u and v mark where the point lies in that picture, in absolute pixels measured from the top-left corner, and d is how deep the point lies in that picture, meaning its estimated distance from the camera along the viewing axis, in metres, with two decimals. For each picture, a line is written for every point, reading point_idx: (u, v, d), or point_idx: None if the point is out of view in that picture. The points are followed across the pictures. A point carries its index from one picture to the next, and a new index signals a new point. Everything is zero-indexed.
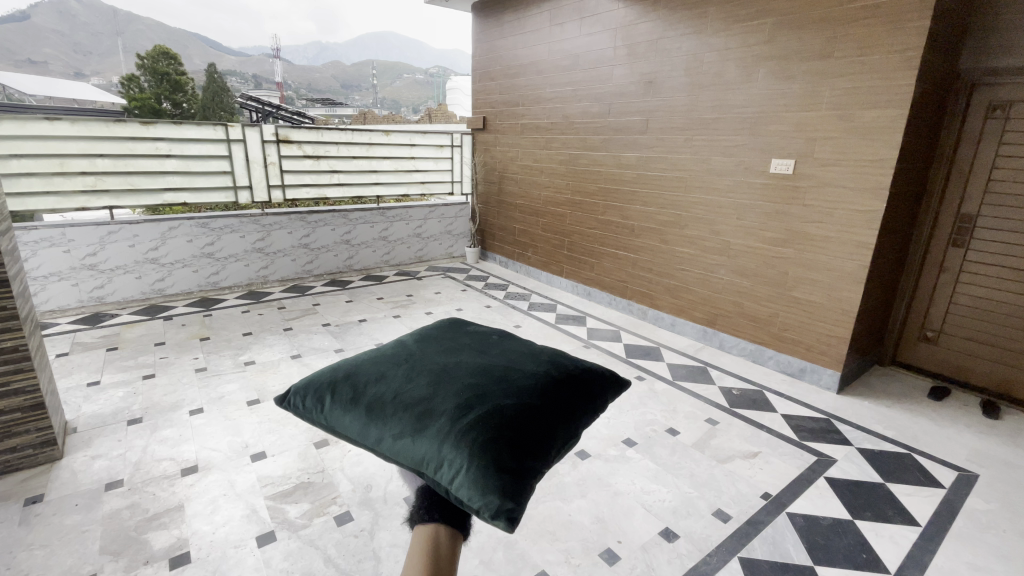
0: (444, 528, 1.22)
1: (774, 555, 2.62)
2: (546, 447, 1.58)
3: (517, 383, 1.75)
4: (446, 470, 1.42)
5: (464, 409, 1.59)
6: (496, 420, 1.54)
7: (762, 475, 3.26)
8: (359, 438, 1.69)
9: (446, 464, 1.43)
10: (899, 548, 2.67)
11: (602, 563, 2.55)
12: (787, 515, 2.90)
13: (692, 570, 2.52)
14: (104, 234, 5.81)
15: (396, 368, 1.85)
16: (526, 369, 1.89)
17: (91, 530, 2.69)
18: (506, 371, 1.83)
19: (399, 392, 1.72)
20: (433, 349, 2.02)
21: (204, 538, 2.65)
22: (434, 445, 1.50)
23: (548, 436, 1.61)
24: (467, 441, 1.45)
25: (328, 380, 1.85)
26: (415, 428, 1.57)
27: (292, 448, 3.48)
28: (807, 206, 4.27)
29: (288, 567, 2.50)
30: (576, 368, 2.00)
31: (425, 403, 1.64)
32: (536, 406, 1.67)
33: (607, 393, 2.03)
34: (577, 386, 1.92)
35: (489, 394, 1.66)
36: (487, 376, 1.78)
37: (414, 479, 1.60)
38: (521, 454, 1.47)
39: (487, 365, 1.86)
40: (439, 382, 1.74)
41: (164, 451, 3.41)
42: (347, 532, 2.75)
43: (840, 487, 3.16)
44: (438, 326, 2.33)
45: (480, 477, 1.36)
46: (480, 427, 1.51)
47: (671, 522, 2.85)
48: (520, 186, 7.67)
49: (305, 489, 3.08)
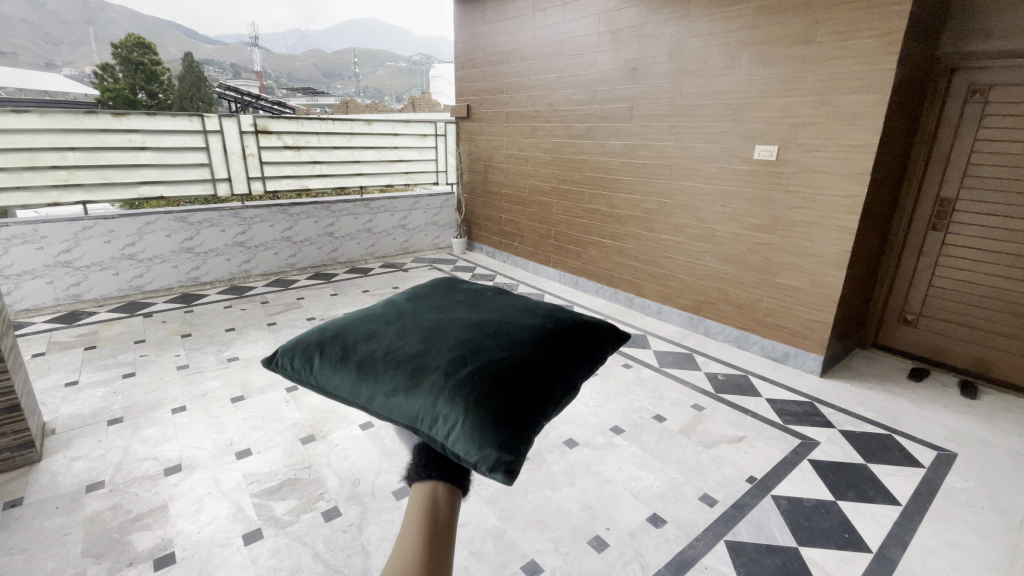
0: (442, 486, 1.13)
1: (759, 537, 2.67)
2: (544, 400, 1.56)
3: (511, 337, 1.72)
4: (441, 424, 1.39)
5: (458, 364, 1.56)
6: (492, 373, 1.52)
7: (747, 459, 3.30)
8: (350, 396, 1.65)
9: (442, 419, 1.40)
10: (880, 527, 2.73)
11: (592, 550, 2.58)
12: (772, 498, 2.95)
13: (680, 555, 2.56)
14: (78, 230, 5.64)
15: (386, 326, 1.82)
16: (522, 323, 1.87)
17: (72, 533, 2.63)
18: (500, 325, 1.81)
19: (392, 348, 1.69)
20: (425, 307, 1.98)
21: (190, 538, 2.62)
22: (428, 399, 1.47)
23: (546, 389, 1.59)
24: (462, 395, 1.43)
25: (317, 340, 1.81)
26: (409, 381, 1.54)
27: (278, 444, 3.44)
28: (790, 192, 4.30)
29: (276, 565, 2.48)
30: (573, 323, 1.98)
31: (418, 358, 1.62)
32: (531, 360, 1.65)
33: (606, 347, 2.03)
34: (575, 338, 1.92)
35: (483, 348, 1.63)
36: (481, 330, 1.75)
37: (408, 437, 1.57)
38: (518, 406, 1.46)
39: (482, 320, 1.84)
40: (432, 338, 1.71)
41: (146, 451, 3.35)
42: (335, 527, 2.73)
43: (822, 469, 3.21)
44: (430, 284, 2.30)
45: (476, 431, 1.33)
46: (476, 381, 1.49)
47: (659, 507, 2.87)
48: (506, 176, 7.60)
49: (292, 485, 3.05)
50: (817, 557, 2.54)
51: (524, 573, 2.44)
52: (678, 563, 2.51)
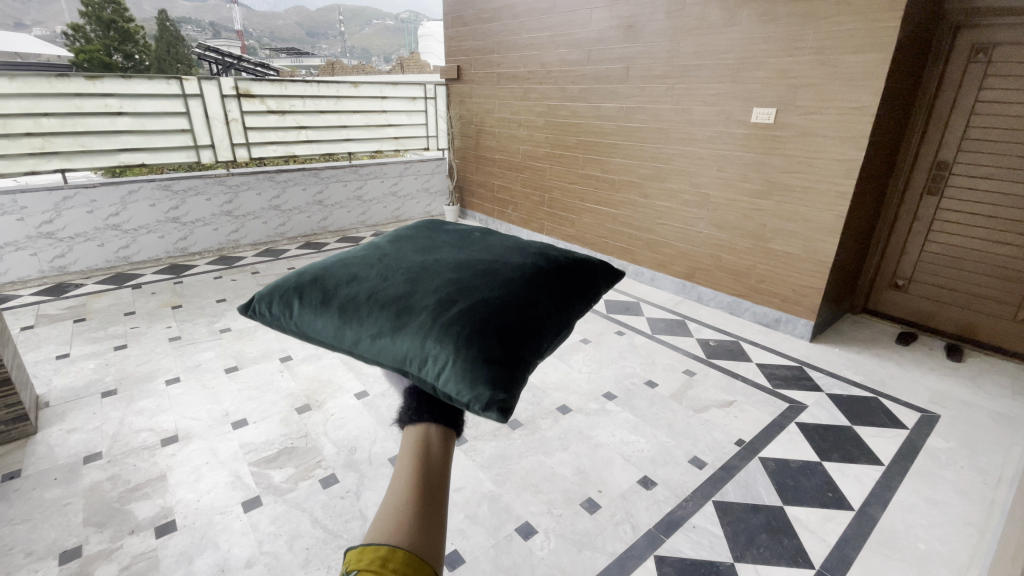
0: (436, 427, 1.07)
1: (746, 497, 2.75)
2: (537, 338, 1.54)
3: (501, 276, 1.68)
4: (431, 365, 1.37)
5: (446, 304, 1.53)
6: (481, 310, 1.49)
7: (736, 423, 3.37)
8: (334, 340, 1.63)
9: (431, 359, 1.38)
10: (863, 486, 2.82)
11: (584, 512, 2.65)
12: (759, 459, 3.03)
13: (669, 515, 2.64)
14: (59, 200, 5.49)
15: (369, 269, 1.77)
16: (512, 262, 1.82)
17: (72, 503, 2.66)
18: (489, 264, 1.76)
19: (374, 291, 1.64)
20: (409, 249, 1.94)
21: (189, 506, 2.66)
22: (416, 340, 1.44)
23: (540, 327, 1.56)
24: (451, 335, 1.40)
25: (295, 285, 1.78)
26: (394, 322, 1.51)
27: (273, 414, 3.46)
28: (787, 156, 4.23)
29: (275, 531, 2.53)
30: (566, 262, 1.94)
31: (403, 299, 1.58)
32: (523, 298, 1.62)
33: (601, 285, 2.00)
34: (567, 277, 1.88)
35: (471, 288, 1.59)
36: (468, 271, 1.71)
37: (397, 379, 1.56)
38: (511, 344, 1.43)
39: (469, 262, 1.79)
40: (417, 280, 1.66)
41: (142, 422, 3.36)
42: (333, 494, 2.79)
43: (809, 431, 3.29)
44: (415, 226, 2.24)
45: (467, 370, 1.31)
46: (465, 320, 1.45)
47: (649, 470, 2.95)
48: (498, 140, 7.42)
49: (289, 454, 3.08)
50: (801, 515, 2.63)
51: (519, 535, 2.51)
52: (668, 523, 2.60)
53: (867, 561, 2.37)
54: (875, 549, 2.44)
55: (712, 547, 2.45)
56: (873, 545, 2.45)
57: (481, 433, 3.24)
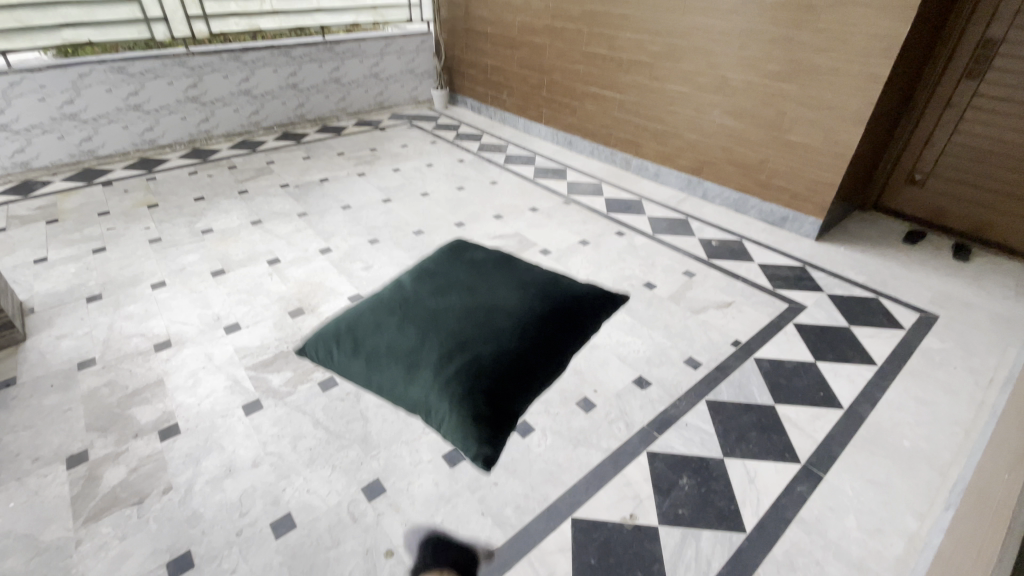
0: None
1: (739, 396, 2.82)
2: (527, 385, 1.73)
3: (499, 326, 1.80)
4: (435, 417, 1.63)
5: (448, 358, 1.69)
6: (480, 368, 1.68)
7: (734, 324, 3.36)
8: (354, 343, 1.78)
9: (435, 413, 1.62)
10: (853, 387, 2.90)
11: (580, 411, 2.70)
12: (754, 360, 3.06)
13: (663, 414, 2.71)
14: (4, 86, 4.91)
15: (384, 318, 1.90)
16: (512, 305, 1.90)
17: (72, 409, 2.68)
18: (491, 309, 1.87)
19: (382, 334, 1.81)
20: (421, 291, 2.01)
21: (191, 410, 2.69)
22: (424, 389, 1.66)
23: (530, 380, 1.74)
24: (451, 391, 1.61)
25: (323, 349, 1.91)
26: (404, 367, 1.72)
27: (266, 318, 3.39)
28: (819, 30, 3.74)
29: (278, 432, 2.58)
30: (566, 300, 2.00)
31: (408, 349, 1.74)
32: (518, 351, 1.75)
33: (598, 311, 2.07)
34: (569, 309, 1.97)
35: (470, 342, 1.74)
36: (471, 321, 1.82)
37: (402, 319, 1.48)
38: (501, 408, 1.65)
39: (473, 302, 1.89)
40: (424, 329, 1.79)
41: (132, 327, 3.30)
42: (333, 396, 2.80)
43: (805, 333, 3.31)
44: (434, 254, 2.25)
45: (464, 428, 1.60)
46: (462, 378, 1.64)
47: (645, 370, 2.97)
48: (491, 12, 6.55)
49: (285, 357, 3.06)
50: (791, 414, 2.72)
51: (517, 433, 2.58)
52: (661, 421, 2.67)
53: (852, 459, 2.50)
54: (861, 446, 2.56)
55: (703, 444, 2.55)
56: (860, 444, 2.58)
57: None
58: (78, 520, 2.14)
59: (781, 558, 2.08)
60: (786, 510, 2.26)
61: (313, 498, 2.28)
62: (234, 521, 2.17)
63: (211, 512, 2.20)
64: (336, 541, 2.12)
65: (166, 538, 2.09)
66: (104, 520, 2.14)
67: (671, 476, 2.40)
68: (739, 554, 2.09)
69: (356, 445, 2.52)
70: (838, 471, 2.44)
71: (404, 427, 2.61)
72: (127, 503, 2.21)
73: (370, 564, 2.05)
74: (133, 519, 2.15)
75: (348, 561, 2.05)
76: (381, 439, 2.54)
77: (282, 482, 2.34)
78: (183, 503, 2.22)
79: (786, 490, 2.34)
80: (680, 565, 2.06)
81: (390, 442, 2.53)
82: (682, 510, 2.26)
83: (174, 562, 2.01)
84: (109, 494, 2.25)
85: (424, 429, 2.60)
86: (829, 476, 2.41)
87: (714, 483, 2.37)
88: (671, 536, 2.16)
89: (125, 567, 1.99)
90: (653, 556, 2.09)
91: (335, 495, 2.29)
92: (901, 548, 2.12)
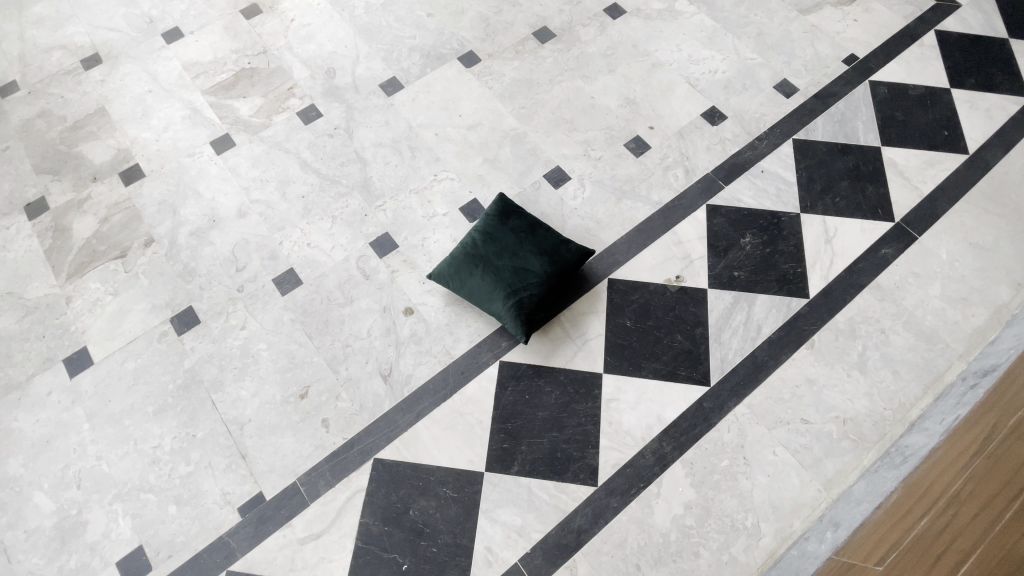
0: None
1: (836, 137, 2.19)
2: (581, 327, 1.88)
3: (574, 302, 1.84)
4: (513, 354, 1.85)
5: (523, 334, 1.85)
6: (580, 310, 1.90)
7: (854, 32, 2.42)
8: (469, 297, 1.85)
9: (513, 352, 1.85)
10: (990, 125, 2.20)
11: (629, 155, 2.15)
12: (869, 86, 2.29)
13: (735, 158, 2.15)
14: None
15: (499, 262, 1.83)
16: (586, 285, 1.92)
17: (12, 149, 2.24)
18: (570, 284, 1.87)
19: (494, 269, 1.82)
20: (518, 236, 1.87)
21: (150, 148, 2.21)
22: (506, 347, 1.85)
23: (583, 324, 1.88)
24: (523, 360, 1.84)
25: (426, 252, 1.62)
26: (518, 300, 1.78)
27: (213, 21, 2.50)
28: None
29: (261, 176, 2.14)
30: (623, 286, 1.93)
31: (504, 288, 1.80)
32: (583, 316, 1.89)
33: (652, 300, 1.91)
34: (632, 327, 1.88)
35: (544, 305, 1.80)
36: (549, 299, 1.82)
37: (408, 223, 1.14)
38: (555, 350, 1.85)
39: (558, 271, 1.83)
40: (550, 268, 1.83)
41: (45, 36, 2.49)
42: (318, 131, 2.23)
43: (948, 46, 2.39)
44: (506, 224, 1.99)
45: (524, 360, 1.84)
46: (532, 350, 1.85)
47: (720, 99, 2.26)
48: None
49: (250, 79, 2.35)
50: (898, 161, 2.14)
51: (548, 182, 2.10)
52: (731, 167, 2.13)
53: (958, 217, 2.02)
54: (973, 202, 2.05)
55: (778, 197, 2.08)
56: (973, 198, 2.05)
57: (498, 49, 2.38)
58: (61, 276, 1.99)
59: (842, 326, 1.86)
60: (861, 275, 1.94)
61: (316, 254, 2.00)
62: (232, 278, 1.97)
63: (204, 267, 1.99)
64: (349, 299, 1.93)
65: (162, 294, 1.95)
66: (89, 275, 1.99)
67: (732, 235, 2.01)
68: (795, 320, 1.88)
69: (356, 194, 2.10)
70: (937, 231, 2.00)
71: (410, 173, 2.13)
72: (109, 258, 2.01)
73: (388, 322, 1.89)
74: (121, 274, 1.99)
75: (364, 319, 1.90)
76: (384, 188, 2.10)
77: (277, 235, 2.03)
78: (172, 259, 2.01)
79: (868, 252, 1.98)
80: (726, 330, 1.87)
81: (396, 191, 2.10)
82: (739, 273, 1.95)
83: (179, 318, 1.91)
84: (85, 247, 2.04)
85: (436, 177, 2.12)
86: (924, 237, 1.99)
87: (783, 243, 2.00)
88: (721, 300, 1.91)
89: (126, 324, 1.91)
90: (697, 320, 1.88)
91: (340, 250, 2.00)
92: (982, 320, 1.86)
